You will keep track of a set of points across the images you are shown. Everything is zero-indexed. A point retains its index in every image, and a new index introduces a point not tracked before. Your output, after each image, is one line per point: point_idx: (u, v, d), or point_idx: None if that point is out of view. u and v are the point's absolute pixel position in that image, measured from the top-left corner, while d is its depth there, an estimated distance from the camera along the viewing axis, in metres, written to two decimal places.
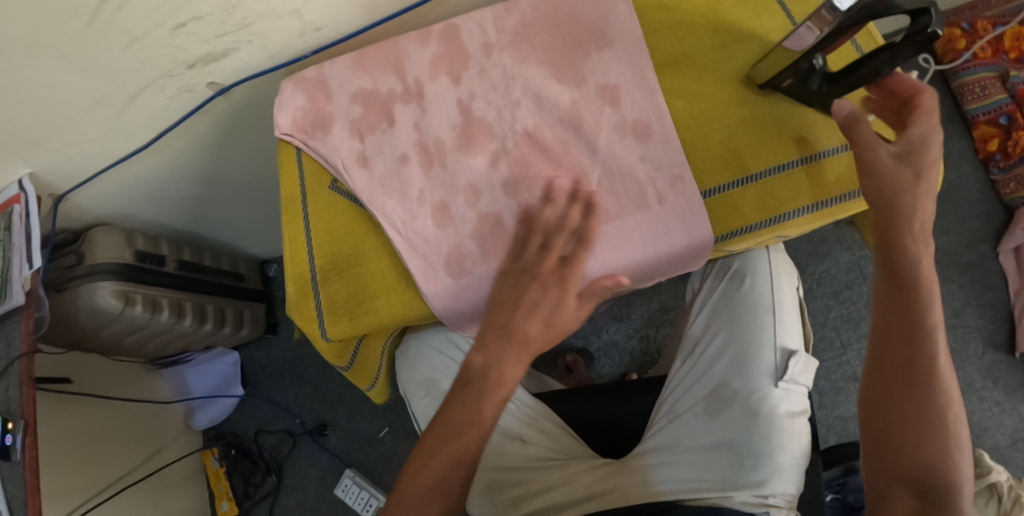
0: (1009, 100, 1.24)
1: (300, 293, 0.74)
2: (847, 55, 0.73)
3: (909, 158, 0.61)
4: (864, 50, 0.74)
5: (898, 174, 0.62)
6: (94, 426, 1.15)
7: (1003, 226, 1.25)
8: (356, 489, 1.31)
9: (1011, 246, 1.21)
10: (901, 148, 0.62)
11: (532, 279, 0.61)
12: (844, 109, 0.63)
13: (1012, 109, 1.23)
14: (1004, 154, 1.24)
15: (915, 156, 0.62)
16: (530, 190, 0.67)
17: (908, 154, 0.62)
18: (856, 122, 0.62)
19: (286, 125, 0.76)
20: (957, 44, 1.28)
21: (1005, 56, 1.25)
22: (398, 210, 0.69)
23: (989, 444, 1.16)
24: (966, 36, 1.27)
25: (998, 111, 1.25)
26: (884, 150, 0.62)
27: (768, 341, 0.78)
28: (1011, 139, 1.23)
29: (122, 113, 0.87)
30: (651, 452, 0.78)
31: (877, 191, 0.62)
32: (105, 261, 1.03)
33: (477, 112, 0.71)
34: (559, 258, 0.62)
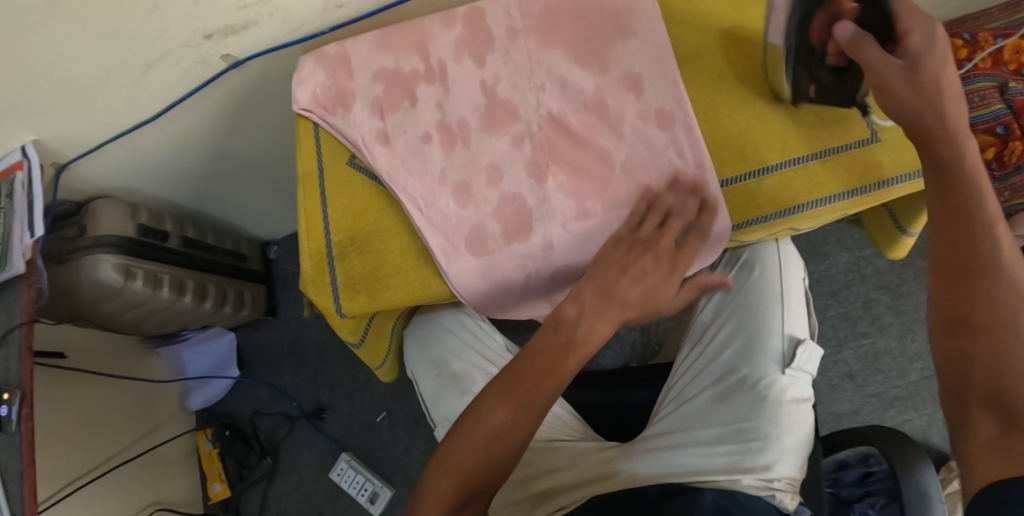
0: (1008, 110, 1.15)
1: (317, 269, 0.73)
2: None
3: (920, 67, 0.57)
4: None
5: (918, 82, 0.57)
6: (88, 401, 1.13)
7: None
8: (352, 472, 1.32)
9: None
10: (912, 60, 0.57)
11: (645, 251, 0.62)
12: (843, 31, 0.60)
13: (1010, 119, 1.15)
14: (1001, 165, 1.19)
15: (923, 66, 0.57)
16: (553, 172, 0.67)
17: (918, 65, 0.57)
18: (858, 46, 0.59)
19: (306, 101, 0.76)
20: (959, 54, 1.24)
21: (1004, 67, 1.19)
22: (419, 188, 0.70)
23: None
24: (969, 45, 1.22)
25: (995, 121, 1.19)
26: (897, 62, 0.57)
27: (776, 329, 0.79)
28: (1007, 147, 1.16)
29: (136, 82, 0.86)
30: (657, 436, 0.78)
31: (902, 110, 0.57)
32: (107, 234, 1.02)
33: (502, 95, 0.71)
34: (670, 241, 0.63)
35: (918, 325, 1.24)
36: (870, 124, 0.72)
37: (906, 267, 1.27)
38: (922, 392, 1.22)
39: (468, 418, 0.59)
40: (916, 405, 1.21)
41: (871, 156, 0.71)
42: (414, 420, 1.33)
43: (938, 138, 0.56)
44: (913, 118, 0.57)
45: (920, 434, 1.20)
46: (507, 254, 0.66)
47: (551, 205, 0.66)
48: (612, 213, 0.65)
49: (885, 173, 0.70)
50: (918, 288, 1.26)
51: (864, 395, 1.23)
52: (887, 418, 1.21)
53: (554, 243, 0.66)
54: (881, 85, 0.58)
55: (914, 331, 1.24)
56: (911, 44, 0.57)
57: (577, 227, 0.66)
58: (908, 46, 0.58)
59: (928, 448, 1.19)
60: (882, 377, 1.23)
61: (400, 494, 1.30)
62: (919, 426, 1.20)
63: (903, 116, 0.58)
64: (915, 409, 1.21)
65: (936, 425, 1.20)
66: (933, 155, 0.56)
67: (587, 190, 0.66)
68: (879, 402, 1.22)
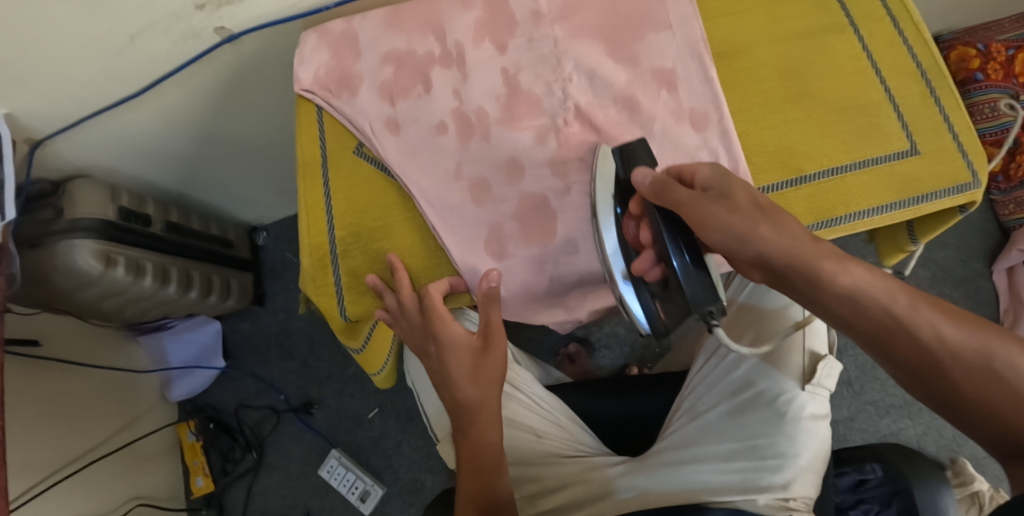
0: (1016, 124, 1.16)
1: (319, 267, 0.67)
2: (900, 60, 0.71)
3: (730, 189, 0.55)
4: (918, 57, 0.71)
5: (736, 204, 0.54)
6: (64, 394, 1.07)
7: (998, 246, 1.22)
8: (342, 470, 1.27)
9: (1004, 266, 1.18)
10: (717, 188, 0.56)
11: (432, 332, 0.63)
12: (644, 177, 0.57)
13: (1019, 131, 1.15)
14: (1005, 176, 1.18)
15: (732, 191, 0.55)
16: (579, 172, 0.63)
17: (726, 192, 0.55)
18: (665, 188, 0.56)
19: (308, 82, 0.69)
20: (969, 64, 1.21)
21: (1013, 80, 1.19)
22: (433, 183, 0.64)
23: (970, 454, 1.17)
24: (981, 56, 1.20)
25: (1005, 133, 1.17)
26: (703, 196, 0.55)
27: (797, 343, 0.75)
28: (1014, 161, 1.15)
29: (119, 54, 0.79)
30: (668, 449, 0.74)
31: (728, 238, 0.54)
32: (85, 217, 0.95)
33: (525, 84, 0.65)
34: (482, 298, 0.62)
35: None
36: (907, 135, 0.69)
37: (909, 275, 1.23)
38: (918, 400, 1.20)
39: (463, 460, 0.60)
40: (912, 414, 1.19)
41: (907, 170, 0.68)
42: (406, 418, 1.29)
43: (793, 263, 0.53)
44: (754, 245, 0.53)
45: (914, 442, 1.18)
46: (527, 258, 0.62)
47: (575, 207, 0.62)
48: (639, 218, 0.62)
49: (922, 189, 0.67)
50: None
51: (861, 402, 1.21)
52: (883, 426, 1.19)
53: (578, 246, 0.62)
54: (702, 219, 0.55)
55: None
56: (702, 182, 0.57)
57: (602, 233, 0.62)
58: (702, 186, 0.57)
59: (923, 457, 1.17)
60: (880, 385, 1.21)
61: (390, 493, 1.25)
62: (914, 435, 1.18)
63: (743, 241, 0.54)
64: (910, 418, 1.19)
65: (929, 434, 1.18)
66: (808, 280, 0.53)
67: None
68: (875, 410, 1.20)
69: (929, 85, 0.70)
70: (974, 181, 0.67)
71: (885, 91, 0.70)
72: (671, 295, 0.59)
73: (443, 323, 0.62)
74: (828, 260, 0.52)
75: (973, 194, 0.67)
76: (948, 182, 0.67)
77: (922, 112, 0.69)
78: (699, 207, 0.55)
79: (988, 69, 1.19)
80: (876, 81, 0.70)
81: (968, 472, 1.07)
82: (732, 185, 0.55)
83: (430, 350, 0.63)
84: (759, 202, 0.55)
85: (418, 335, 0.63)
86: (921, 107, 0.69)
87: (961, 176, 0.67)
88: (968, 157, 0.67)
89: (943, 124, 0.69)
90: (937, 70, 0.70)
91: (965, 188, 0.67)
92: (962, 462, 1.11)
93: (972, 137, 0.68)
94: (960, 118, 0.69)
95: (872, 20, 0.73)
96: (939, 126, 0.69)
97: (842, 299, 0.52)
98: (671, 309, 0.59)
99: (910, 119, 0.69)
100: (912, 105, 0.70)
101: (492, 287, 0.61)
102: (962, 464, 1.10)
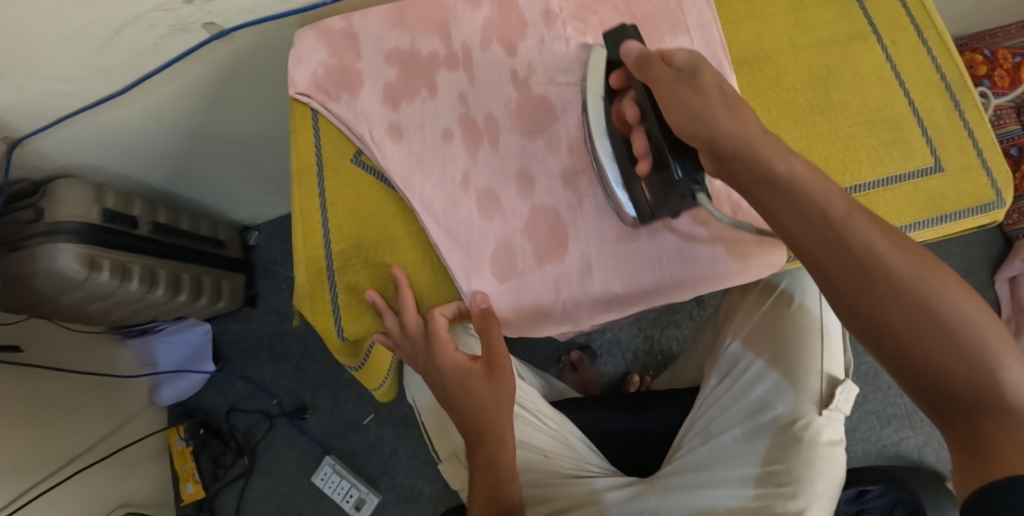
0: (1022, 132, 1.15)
1: (315, 283, 0.63)
2: (925, 73, 0.69)
3: (700, 67, 0.51)
4: (944, 70, 0.69)
5: (703, 86, 0.50)
6: (49, 401, 1.03)
7: (1001, 255, 1.20)
8: (336, 478, 1.23)
9: (1007, 275, 1.16)
10: (690, 64, 0.51)
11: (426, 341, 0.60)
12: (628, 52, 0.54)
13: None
14: None
15: (702, 72, 0.51)
16: (593, 185, 0.59)
17: (695, 73, 0.51)
18: (642, 64, 0.53)
19: (304, 83, 0.65)
20: (976, 71, 1.18)
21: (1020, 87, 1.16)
22: (438, 195, 0.60)
23: None
24: (988, 63, 1.18)
25: (1010, 142, 1.16)
26: (676, 70, 0.51)
27: (814, 366, 0.73)
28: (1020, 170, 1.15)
29: (102, 48, 0.74)
30: (681, 472, 0.72)
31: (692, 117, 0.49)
32: (67, 220, 0.90)
33: (536, 89, 0.62)
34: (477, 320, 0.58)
35: None
36: (932, 151, 0.67)
37: None
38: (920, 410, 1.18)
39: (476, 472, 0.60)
40: (913, 424, 1.17)
41: (933, 187, 0.66)
42: (402, 424, 1.26)
43: (742, 154, 0.48)
44: (705, 134, 0.49)
45: (915, 453, 1.16)
46: (539, 276, 0.58)
47: (589, 220, 0.59)
48: (656, 236, 0.58)
49: (948, 207, 0.65)
50: None
51: (863, 412, 1.19)
52: (885, 436, 1.17)
53: (592, 265, 0.58)
54: (667, 106, 0.51)
55: None
56: (680, 63, 0.52)
57: (617, 251, 0.58)
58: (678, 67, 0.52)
59: (923, 467, 1.15)
60: (881, 394, 1.19)
61: (385, 501, 1.22)
62: (914, 445, 1.16)
63: (701, 126, 0.49)
64: (911, 428, 1.17)
65: (930, 445, 1.16)
66: (754, 174, 0.48)
67: None
68: (877, 419, 1.18)
69: (955, 99, 0.68)
70: (997, 200, 0.65)
71: (909, 104, 0.68)
72: (655, 176, 0.54)
73: (442, 353, 0.60)
74: (775, 154, 0.48)
75: (996, 213, 0.66)
76: (972, 200, 0.65)
77: (948, 128, 0.67)
78: (668, 110, 0.51)
79: (995, 76, 1.17)
80: (900, 93, 0.68)
81: None
82: (703, 68, 0.51)
83: (435, 382, 0.62)
84: (728, 92, 0.50)
85: (420, 359, 0.61)
86: (946, 121, 0.68)
87: (985, 194, 0.65)
88: (993, 175, 0.66)
89: (969, 140, 0.67)
90: (960, 83, 0.69)
91: (989, 207, 0.65)
92: None
93: (996, 153, 0.67)
94: (984, 133, 0.67)
95: (895, 29, 0.71)
96: (964, 141, 0.67)
97: (779, 192, 0.47)
98: (655, 192, 0.55)
99: (937, 134, 0.67)
100: (936, 119, 0.68)
101: (483, 308, 0.58)
102: None
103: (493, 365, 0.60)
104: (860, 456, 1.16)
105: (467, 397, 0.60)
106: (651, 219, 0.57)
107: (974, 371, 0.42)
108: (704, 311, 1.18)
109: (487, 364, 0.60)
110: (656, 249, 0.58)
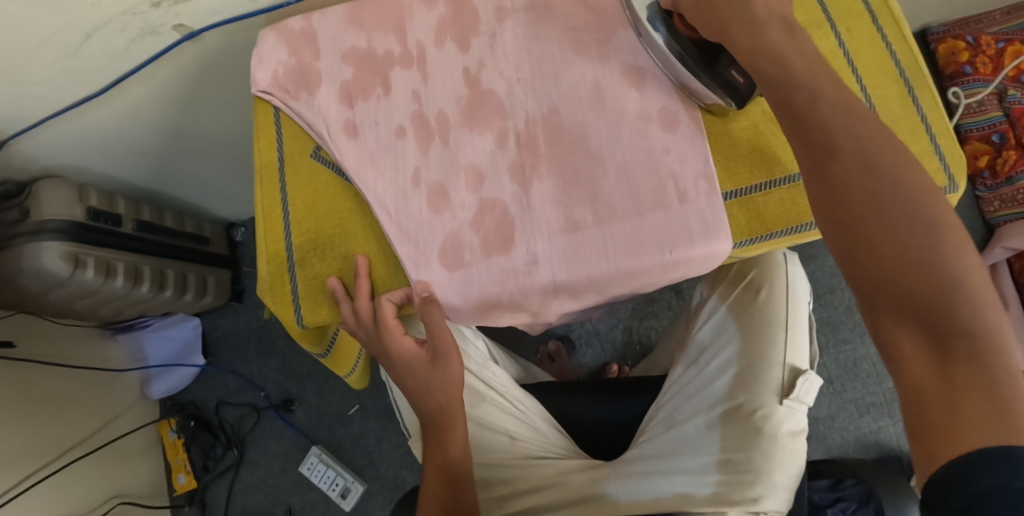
0: (1003, 119, 1.15)
1: (276, 276, 0.68)
2: (879, 60, 0.70)
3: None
4: (898, 57, 0.70)
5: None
6: (44, 395, 1.06)
7: (982, 243, 1.20)
8: (322, 468, 1.26)
9: (987, 263, 1.15)
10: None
11: (376, 324, 0.63)
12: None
13: (1006, 127, 1.14)
14: (991, 172, 1.16)
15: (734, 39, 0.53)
16: (539, 177, 0.62)
17: None
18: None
19: (265, 82, 0.68)
20: (959, 57, 1.18)
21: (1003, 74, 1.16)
22: (390, 191, 0.64)
23: None
24: (970, 49, 1.17)
25: (991, 128, 1.15)
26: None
27: (778, 358, 0.74)
28: (1000, 157, 1.14)
29: (75, 52, 0.76)
30: (643, 458, 0.73)
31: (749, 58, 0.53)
32: (52, 219, 0.93)
33: (485, 83, 0.65)
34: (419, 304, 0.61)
35: None
36: None
37: None
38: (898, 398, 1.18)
39: (432, 447, 0.65)
40: (892, 412, 1.18)
41: None
42: (387, 416, 1.28)
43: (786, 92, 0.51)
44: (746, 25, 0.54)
45: (894, 440, 1.17)
46: (485, 268, 0.60)
47: (536, 211, 0.61)
48: (602, 226, 0.59)
49: None
50: None
51: (841, 400, 1.20)
52: (864, 425, 1.18)
53: (538, 257, 0.60)
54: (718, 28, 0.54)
55: None
56: None
57: (563, 242, 0.60)
58: None
59: (902, 454, 1.16)
60: (860, 383, 1.20)
61: (371, 491, 1.25)
62: (894, 433, 1.17)
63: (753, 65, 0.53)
64: (890, 416, 1.18)
65: None
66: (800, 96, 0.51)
67: (577, 198, 0.60)
68: (856, 408, 1.19)
69: (909, 86, 0.69)
70: (950, 185, 0.66)
71: (861, 91, 0.69)
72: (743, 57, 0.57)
73: (391, 340, 0.63)
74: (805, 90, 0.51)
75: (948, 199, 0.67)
76: None
77: (902, 115, 0.68)
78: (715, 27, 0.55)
79: (977, 62, 1.17)
80: (853, 81, 0.70)
81: None
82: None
83: (388, 366, 0.66)
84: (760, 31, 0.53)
85: (371, 343, 0.65)
86: (899, 108, 0.69)
87: (937, 180, 0.67)
88: (946, 161, 0.67)
89: (923, 126, 0.68)
90: (915, 69, 0.70)
91: None
92: None
93: (950, 140, 0.68)
94: (938, 119, 0.68)
95: (850, 17, 0.72)
96: (918, 126, 0.68)
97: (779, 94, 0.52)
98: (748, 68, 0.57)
99: (889, 122, 0.68)
100: (890, 106, 0.69)
101: (425, 297, 0.61)
102: None
103: (438, 352, 0.63)
104: (839, 444, 1.18)
105: (416, 383, 0.65)
106: (755, 94, 0.59)
107: (936, 289, 0.43)
108: (682, 301, 1.20)
109: (432, 352, 0.64)
110: (602, 239, 0.59)
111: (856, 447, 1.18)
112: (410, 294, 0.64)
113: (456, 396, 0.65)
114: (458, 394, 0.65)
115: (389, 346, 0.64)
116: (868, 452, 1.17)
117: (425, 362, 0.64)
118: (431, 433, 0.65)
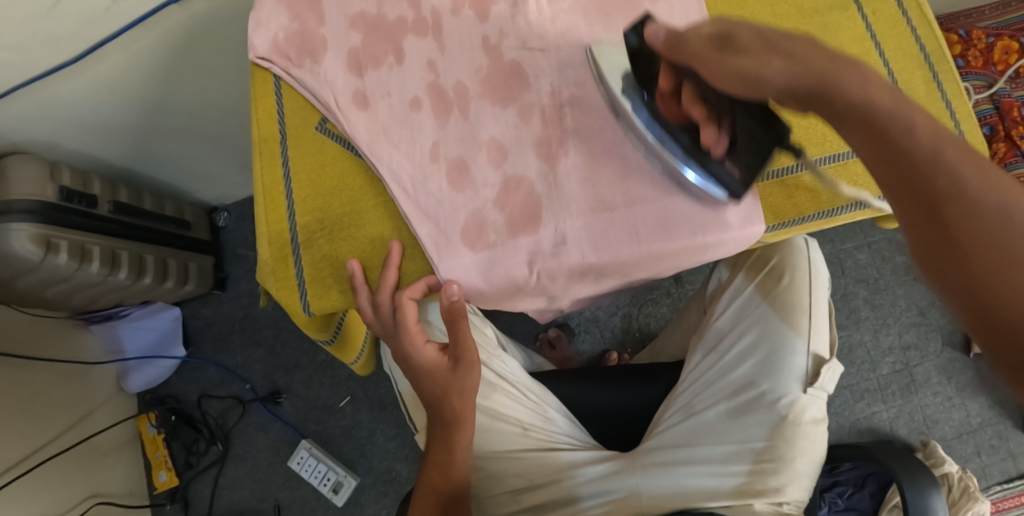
0: (993, 112, 1.12)
1: (279, 258, 0.63)
2: (903, 43, 0.68)
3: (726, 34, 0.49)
4: (924, 40, 0.67)
5: (743, 47, 0.49)
6: (13, 389, 0.98)
7: None
8: (313, 462, 1.21)
9: None
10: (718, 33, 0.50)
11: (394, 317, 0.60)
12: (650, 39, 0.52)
13: (995, 120, 1.11)
14: None
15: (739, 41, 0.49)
16: (565, 152, 0.58)
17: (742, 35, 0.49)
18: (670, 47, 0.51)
19: (265, 48, 0.63)
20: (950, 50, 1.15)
21: (993, 67, 1.13)
22: (406, 166, 0.59)
23: (938, 435, 1.16)
24: (963, 43, 1.13)
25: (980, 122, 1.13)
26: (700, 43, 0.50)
27: (801, 345, 0.72)
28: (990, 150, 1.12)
29: (48, 12, 0.69)
30: (662, 448, 0.71)
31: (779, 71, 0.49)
32: (21, 198, 0.85)
33: (508, 53, 0.61)
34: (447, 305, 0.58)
35: (893, 319, 1.21)
36: None
37: (884, 262, 1.22)
38: (890, 384, 1.19)
39: (438, 444, 0.68)
40: (885, 398, 1.18)
41: None
42: (378, 407, 1.24)
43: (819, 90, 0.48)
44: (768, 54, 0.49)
45: (886, 425, 1.17)
46: (511, 248, 0.57)
47: (564, 189, 0.57)
48: (632, 206, 0.56)
49: None
50: (895, 283, 1.22)
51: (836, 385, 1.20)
52: (858, 410, 1.18)
53: (567, 238, 0.56)
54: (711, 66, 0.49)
55: (888, 325, 1.21)
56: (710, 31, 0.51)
57: (592, 221, 0.56)
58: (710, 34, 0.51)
59: (895, 439, 1.16)
60: (855, 370, 1.20)
61: (363, 484, 1.21)
62: (886, 418, 1.17)
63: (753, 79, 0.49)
64: (883, 402, 1.18)
65: (901, 417, 1.17)
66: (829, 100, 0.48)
67: (605, 176, 0.57)
68: (850, 394, 1.19)
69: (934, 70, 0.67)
70: None
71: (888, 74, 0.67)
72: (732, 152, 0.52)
73: (414, 346, 0.63)
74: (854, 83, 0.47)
75: None
76: None
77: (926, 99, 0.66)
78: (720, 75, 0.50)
79: (969, 56, 1.13)
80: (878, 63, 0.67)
81: (939, 453, 1.09)
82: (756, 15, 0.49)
83: (402, 359, 0.66)
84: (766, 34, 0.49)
85: (388, 332, 0.62)
86: (924, 92, 0.66)
87: None
88: None
89: (948, 112, 0.66)
90: (940, 53, 0.67)
91: None
92: (933, 443, 1.11)
93: (972, 126, 0.66)
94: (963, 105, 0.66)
95: None
96: (942, 113, 0.65)
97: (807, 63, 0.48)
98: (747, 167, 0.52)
99: None
100: (915, 90, 0.66)
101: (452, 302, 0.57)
102: (934, 445, 1.11)
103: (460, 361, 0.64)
104: (834, 430, 1.17)
105: (429, 384, 0.66)
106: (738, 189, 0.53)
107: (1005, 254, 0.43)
108: (682, 289, 1.18)
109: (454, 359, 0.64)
110: (632, 219, 0.56)
111: (851, 432, 1.18)
112: (431, 285, 0.60)
113: (470, 403, 0.66)
114: (470, 398, 0.66)
115: (409, 346, 0.63)
116: (862, 437, 1.17)
117: (443, 367, 0.65)
118: (441, 430, 0.67)
